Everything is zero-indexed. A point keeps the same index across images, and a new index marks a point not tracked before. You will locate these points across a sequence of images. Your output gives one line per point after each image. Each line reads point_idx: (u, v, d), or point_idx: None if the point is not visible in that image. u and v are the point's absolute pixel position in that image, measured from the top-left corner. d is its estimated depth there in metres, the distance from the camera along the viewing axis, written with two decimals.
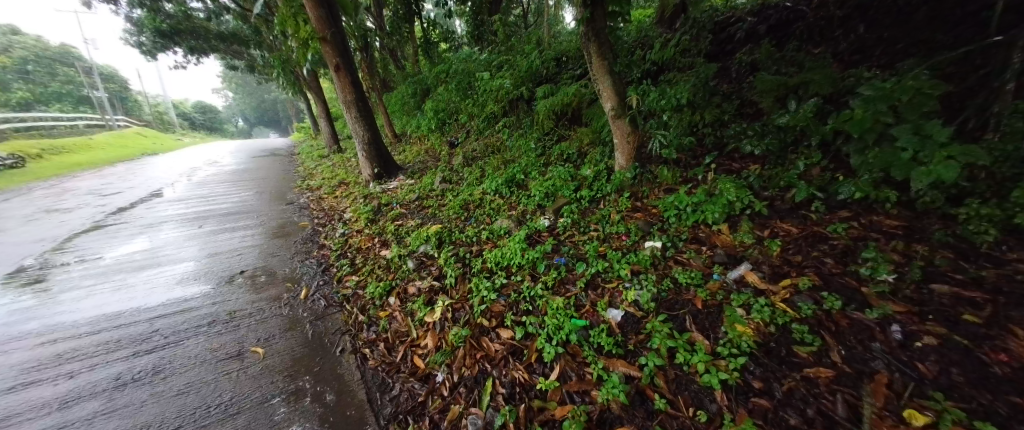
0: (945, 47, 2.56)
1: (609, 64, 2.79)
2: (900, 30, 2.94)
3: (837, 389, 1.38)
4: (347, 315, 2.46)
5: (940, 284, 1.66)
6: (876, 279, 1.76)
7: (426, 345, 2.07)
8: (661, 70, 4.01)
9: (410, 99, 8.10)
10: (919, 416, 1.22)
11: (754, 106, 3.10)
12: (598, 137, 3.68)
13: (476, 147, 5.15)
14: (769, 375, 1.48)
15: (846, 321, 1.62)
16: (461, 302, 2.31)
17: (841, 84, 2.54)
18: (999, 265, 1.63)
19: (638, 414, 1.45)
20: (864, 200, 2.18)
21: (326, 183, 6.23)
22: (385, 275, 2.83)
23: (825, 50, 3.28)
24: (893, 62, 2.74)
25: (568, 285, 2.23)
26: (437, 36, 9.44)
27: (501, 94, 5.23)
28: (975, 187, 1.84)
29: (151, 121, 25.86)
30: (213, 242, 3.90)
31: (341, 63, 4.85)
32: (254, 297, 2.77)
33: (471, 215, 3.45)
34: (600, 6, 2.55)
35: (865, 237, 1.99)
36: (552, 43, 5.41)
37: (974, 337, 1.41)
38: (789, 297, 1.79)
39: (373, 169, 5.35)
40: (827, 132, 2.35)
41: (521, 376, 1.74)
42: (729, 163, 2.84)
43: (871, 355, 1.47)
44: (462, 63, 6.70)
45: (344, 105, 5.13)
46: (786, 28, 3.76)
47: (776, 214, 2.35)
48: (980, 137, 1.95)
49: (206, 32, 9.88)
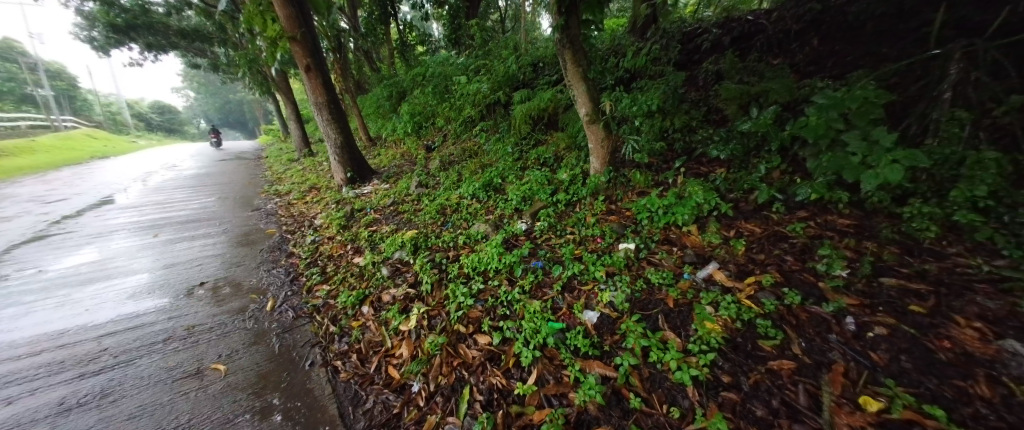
0: (889, 59, 2.81)
1: (583, 71, 2.86)
2: (849, 44, 3.21)
3: (799, 380, 1.47)
4: (317, 326, 2.36)
5: (889, 278, 1.80)
6: (831, 274, 1.88)
7: (402, 355, 2.01)
8: (634, 77, 4.14)
9: (385, 101, 7.91)
10: (872, 401, 1.31)
11: (720, 113, 3.25)
12: (574, 142, 3.74)
13: (453, 151, 5.09)
14: (737, 369, 1.54)
15: (806, 315, 1.71)
16: (438, 309, 2.27)
17: (797, 93, 2.71)
18: (940, 259, 1.82)
19: (615, 414, 1.46)
20: (819, 201, 2.33)
21: (295, 188, 5.99)
22: (358, 283, 2.74)
23: (784, 60, 3.49)
24: (844, 73, 2.96)
25: (544, 288, 2.24)
26: (414, 39, 9.39)
27: (478, 99, 5.24)
28: (917, 187, 2.04)
29: (103, 122, 24.11)
30: (171, 252, 3.65)
31: (312, 63, 4.68)
32: (214, 310, 2.60)
33: (448, 219, 3.40)
34: (574, 14, 2.60)
35: (821, 235, 2.12)
36: (528, 48, 5.49)
37: (919, 326, 1.55)
38: (754, 294, 1.88)
39: (346, 173, 5.18)
40: (785, 138, 2.50)
41: (498, 382, 1.72)
42: (697, 167, 2.95)
43: (828, 347, 1.56)
44: (439, 66, 6.66)
45: (315, 107, 4.96)
46: (748, 40, 3.98)
47: (741, 215, 2.45)
48: (920, 142, 2.19)
49: (165, 27, 9.28)
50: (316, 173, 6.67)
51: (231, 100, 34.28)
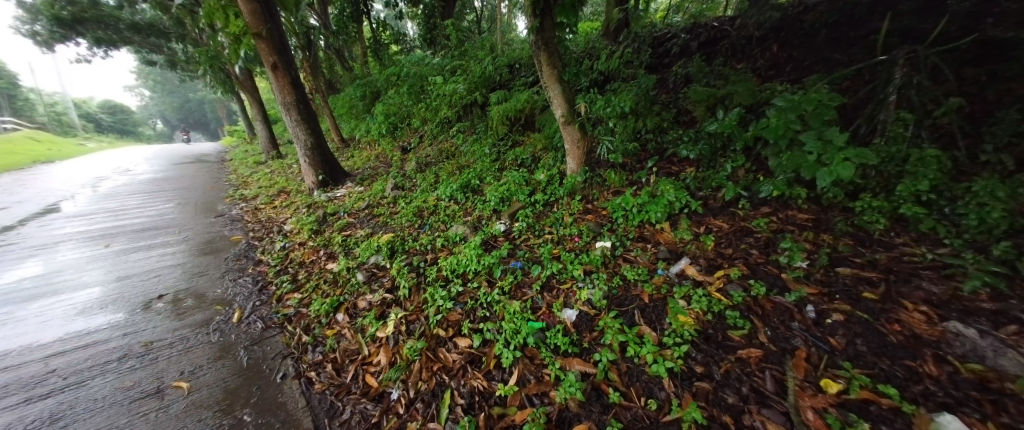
0: (842, 64, 3.03)
1: (559, 73, 2.89)
2: (806, 50, 3.44)
3: (766, 366, 1.55)
4: (289, 337, 2.26)
5: (844, 267, 1.94)
6: (793, 266, 2.00)
7: (379, 362, 1.96)
8: (608, 80, 4.24)
9: (359, 102, 7.70)
10: (833, 384, 1.41)
11: (689, 115, 3.38)
12: (550, 143, 3.78)
13: (430, 152, 5.02)
14: (709, 359, 1.61)
15: (770, 305, 1.81)
16: (416, 313, 2.23)
17: (759, 96, 2.86)
18: (889, 249, 1.98)
19: (595, 409, 1.49)
20: (780, 198, 2.47)
21: (263, 192, 5.72)
22: (332, 290, 2.64)
23: (747, 65, 3.68)
24: (802, 77, 3.16)
25: (524, 288, 2.25)
26: (388, 38, 9.19)
27: (454, 99, 5.19)
28: (868, 183, 2.22)
29: (44, 123, 22.11)
30: (125, 263, 3.39)
31: (279, 61, 4.48)
32: (175, 324, 2.44)
33: (425, 222, 3.35)
34: (549, 17, 2.63)
35: (782, 229, 2.25)
36: (504, 50, 5.50)
37: (872, 311, 1.68)
38: (723, 286, 1.96)
39: (318, 176, 4.99)
40: (749, 138, 2.63)
41: (479, 385, 1.71)
42: (669, 167, 3.05)
43: (791, 334, 1.66)
44: (414, 66, 6.54)
45: (283, 108, 4.75)
46: (714, 45, 4.17)
47: (710, 212, 2.56)
48: (869, 141, 2.38)
49: (117, 21, 8.63)
50: (286, 177, 6.39)
51: (190, 100, 32.28)
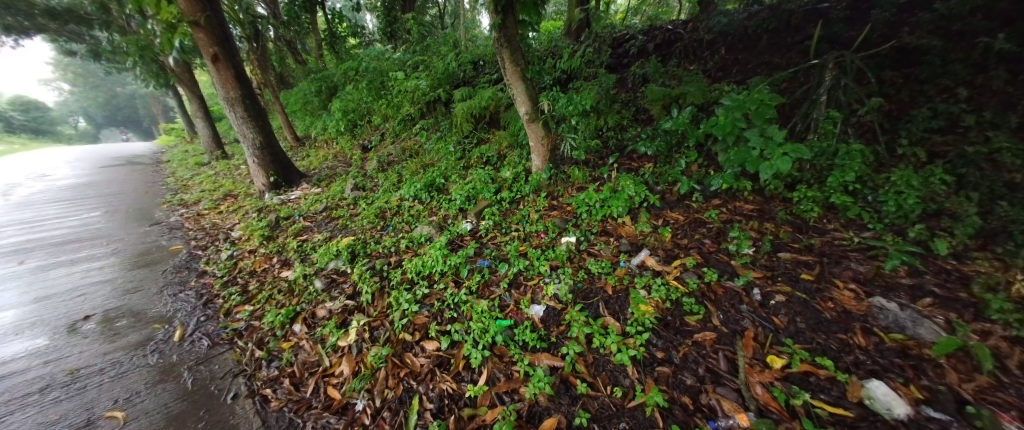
0: (781, 67, 3.30)
1: (522, 70, 2.90)
2: (749, 54, 3.71)
3: (719, 347, 1.66)
4: (240, 353, 2.10)
5: (785, 252, 2.12)
6: (740, 253, 2.15)
7: (342, 373, 1.86)
8: (571, 78, 4.32)
9: (313, 98, 7.27)
10: (777, 359, 1.54)
11: (647, 113, 3.52)
12: (516, 140, 3.80)
13: (393, 150, 4.86)
14: (669, 344, 1.70)
15: (722, 290, 1.94)
16: (380, 319, 2.15)
17: (709, 96, 3.05)
18: (822, 234, 2.19)
19: (563, 402, 1.52)
20: (729, 190, 2.64)
21: (206, 196, 5.25)
22: (287, 300, 2.49)
23: (698, 66, 3.90)
24: (746, 78, 3.41)
25: (491, 287, 2.25)
26: (345, 30, 8.74)
27: (417, 96, 5.04)
28: (804, 176, 2.44)
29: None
30: (42, 281, 2.98)
31: (220, 53, 4.11)
32: (105, 347, 2.18)
33: (388, 223, 3.23)
34: (511, 13, 2.62)
35: (731, 219, 2.42)
36: (468, 46, 5.43)
37: (809, 291, 1.85)
38: (680, 275, 2.07)
39: (269, 177, 4.66)
40: (701, 135, 2.79)
41: (449, 387, 1.68)
42: (629, 163, 3.17)
43: (741, 316, 1.79)
44: (373, 61, 6.26)
45: (226, 103, 4.38)
46: (669, 46, 4.37)
47: (667, 205, 2.69)
48: (804, 137, 2.61)
49: (29, 6, 7.64)
50: (232, 179, 5.91)
51: (117, 95, 28.90)
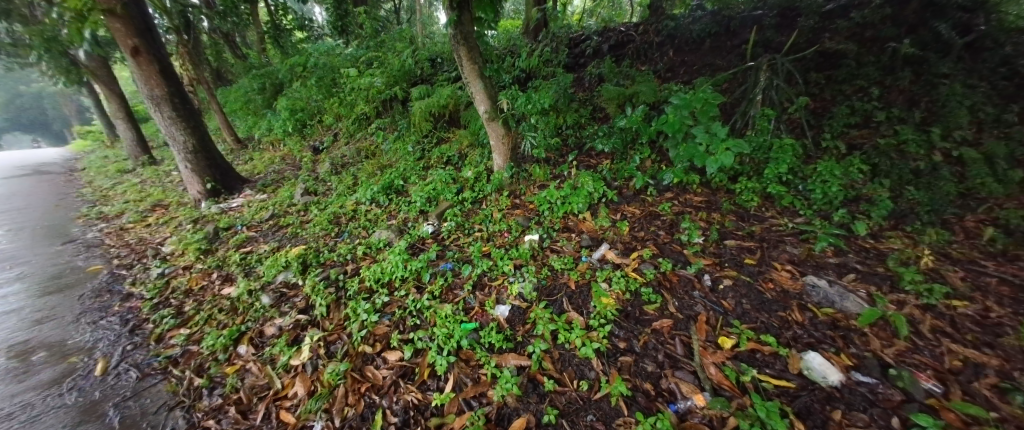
0: (722, 69, 3.55)
1: (480, 69, 2.86)
2: (695, 56, 3.95)
3: (675, 333, 1.75)
4: (175, 383, 1.88)
5: (731, 239, 2.28)
6: (692, 242, 2.28)
7: (296, 394, 1.73)
8: (530, 77, 4.35)
9: (256, 96, 6.73)
10: (727, 340, 1.65)
11: (603, 112, 3.63)
12: (476, 139, 3.76)
13: (347, 151, 4.62)
14: (630, 334, 1.76)
15: (676, 278, 2.05)
16: (337, 333, 2.03)
17: (659, 95, 3.20)
18: (762, 222, 2.38)
19: (532, 400, 1.52)
20: (680, 184, 2.79)
21: (131, 207, 4.67)
22: (230, 319, 2.28)
23: (649, 66, 4.10)
24: (692, 79, 3.63)
25: (455, 290, 2.20)
26: (290, 24, 8.15)
27: (371, 94, 4.81)
28: (744, 169, 2.64)
29: None
30: None
31: (140, 45, 3.66)
32: (8, 389, 1.86)
33: (344, 229, 3.07)
34: (466, 10, 2.57)
35: (682, 211, 2.56)
36: (425, 43, 5.29)
37: (752, 274, 2.01)
38: (638, 266, 2.16)
39: (204, 184, 4.24)
40: (653, 132, 2.92)
41: (414, 398, 1.62)
42: (588, 160, 3.25)
43: (694, 301, 1.90)
44: (322, 56, 5.82)
45: (150, 102, 3.91)
46: (622, 47, 4.52)
47: (624, 200, 2.78)
48: (743, 133, 2.82)
49: None
50: (162, 188, 5.31)
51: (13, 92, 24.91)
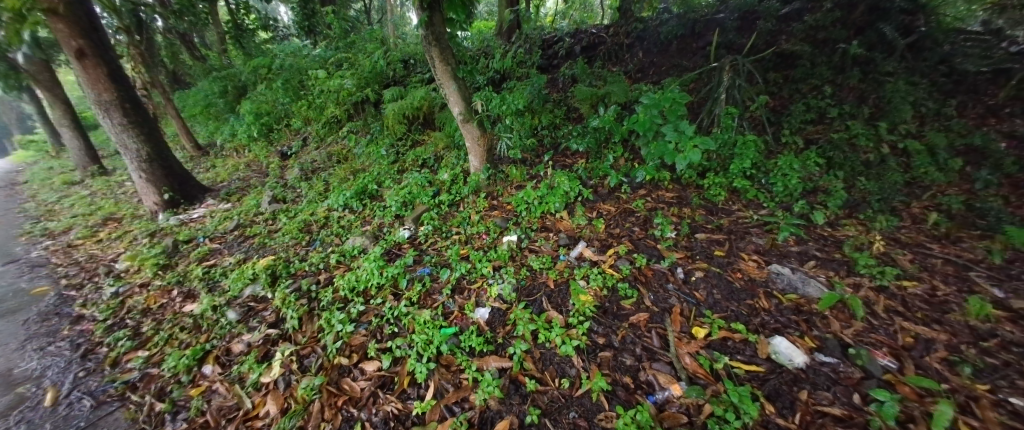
0: (688, 69, 3.68)
1: (453, 70, 2.84)
2: (663, 56, 4.07)
3: (652, 326, 1.80)
4: (134, 410, 1.75)
5: (701, 233, 2.36)
6: (665, 236, 2.35)
7: (267, 413, 1.65)
8: (504, 78, 4.35)
9: (217, 99, 6.39)
10: (700, 330, 1.71)
11: (577, 112, 3.68)
12: (452, 141, 3.73)
13: (317, 156, 4.47)
14: (608, 330, 1.79)
15: (650, 272, 2.11)
16: (310, 346, 1.96)
17: (630, 95, 3.28)
18: (730, 215, 2.48)
19: (514, 402, 1.52)
20: (652, 181, 2.86)
21: (79, 222, 4.33)
22: (194, 338, 2.16)
23: (620, 67, 4.19)
24: (661, 79, 3.74)
25: (434, 295, 2.17)
26: (253, 23, 7.79)
27: (342, 97, 4.67)
28: (712, 164, 2.74)
29: None
30: None
31: (86, 47, 3.39)
32: None
33: (316, 237, 2.97)
34: (437, 11, 2.54)
35: (655, 207, 2.63)
36: (396, 44, 5.19)
37: (722, 266, 2.09)
38: (614, 262, 2.20)
39: (162, 195, 3.99)
40: (625, 131, 2.99)
41: (394, 408, 1.58)
42: (563, 159, 3.29)
43: (668, 294, 1.96)
44: (288, 57, 5.58)
45: (97, 108, 3.62)
46: (594, 48, 4.61)
47: (599, 198, 2.83)
48: (710, 130, 2.94)
49: None
50: (114, 200, 4.95)
51: None
